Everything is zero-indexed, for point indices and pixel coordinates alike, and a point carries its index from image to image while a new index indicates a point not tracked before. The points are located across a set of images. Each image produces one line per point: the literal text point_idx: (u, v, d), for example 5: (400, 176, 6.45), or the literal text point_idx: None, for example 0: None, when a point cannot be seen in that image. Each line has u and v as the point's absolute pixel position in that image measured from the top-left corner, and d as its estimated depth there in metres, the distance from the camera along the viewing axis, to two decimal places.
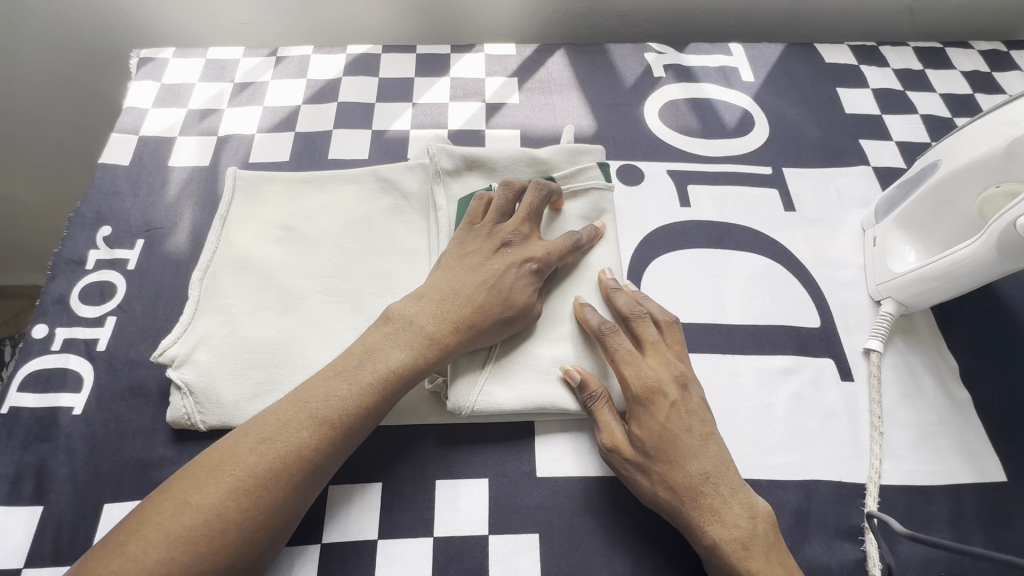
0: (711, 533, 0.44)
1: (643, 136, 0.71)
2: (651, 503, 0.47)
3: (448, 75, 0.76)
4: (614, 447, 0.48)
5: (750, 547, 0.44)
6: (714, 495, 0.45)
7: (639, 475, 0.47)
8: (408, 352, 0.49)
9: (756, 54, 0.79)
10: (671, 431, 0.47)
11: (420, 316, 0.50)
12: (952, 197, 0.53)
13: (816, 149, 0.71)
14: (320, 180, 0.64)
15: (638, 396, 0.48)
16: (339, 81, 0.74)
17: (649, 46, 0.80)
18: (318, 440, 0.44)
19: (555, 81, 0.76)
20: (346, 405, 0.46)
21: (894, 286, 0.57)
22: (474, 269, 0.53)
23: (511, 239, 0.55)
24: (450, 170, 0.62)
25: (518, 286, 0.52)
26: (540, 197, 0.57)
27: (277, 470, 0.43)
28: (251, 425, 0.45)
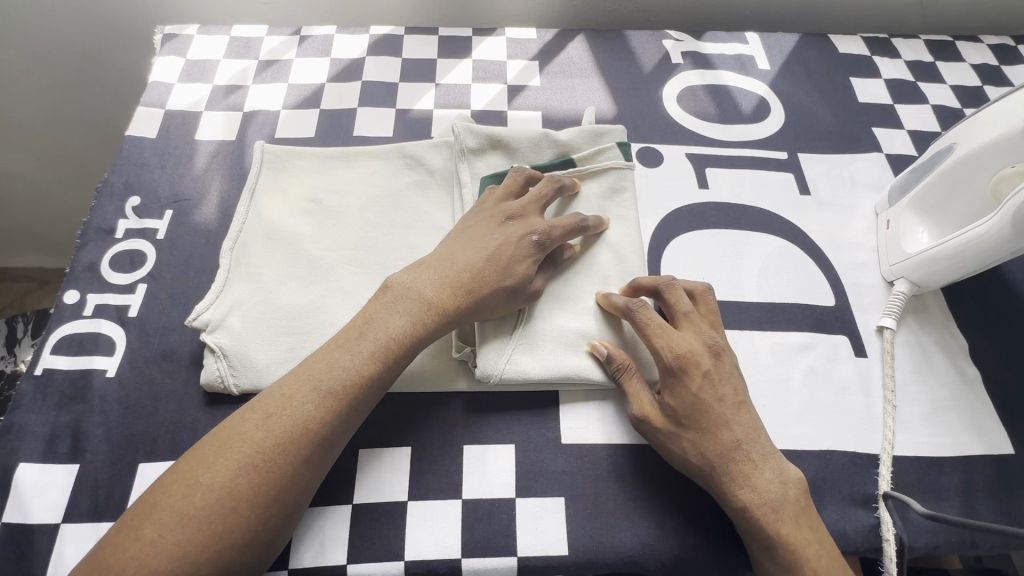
0: (739, 495, 0.46)
1: (661, 120, 0.72)
2: (683, 468, 0.48)
3: (470, 57, 0.77)
4: (645, 416, 0.49)
5: (771, 506, 0.45)
6: (733, 464, 0.47)
7: (669, 443, 0.48)
8: (411, 322, 0.49)
9: (772, 43, 0.81)
10: (700, 402, 0.48)
11: (420, 285, 0.51)
12: (970, 180, 0.55)
13: (831, 136, 0.72)
14: (347, 156, 0.65)
15: (676, 369, 0.49)
16: (362, 61, 0.75)
17: (667, 33, 0.81)
18: (325, 407, 0.45)
19: (575, 65, 0.77)
20: (348, 376, 0.46)
21: (908, 266, 0.59)
22: (476, 240, 0.54)
23: (513, 213, 0.55)
24: (474, 148, 0.63)
25: (519, 257, 0.52)
26: (553, 190, 0.58)
27: (286, 442, 0.43)
28: (256, 401, 0.46)
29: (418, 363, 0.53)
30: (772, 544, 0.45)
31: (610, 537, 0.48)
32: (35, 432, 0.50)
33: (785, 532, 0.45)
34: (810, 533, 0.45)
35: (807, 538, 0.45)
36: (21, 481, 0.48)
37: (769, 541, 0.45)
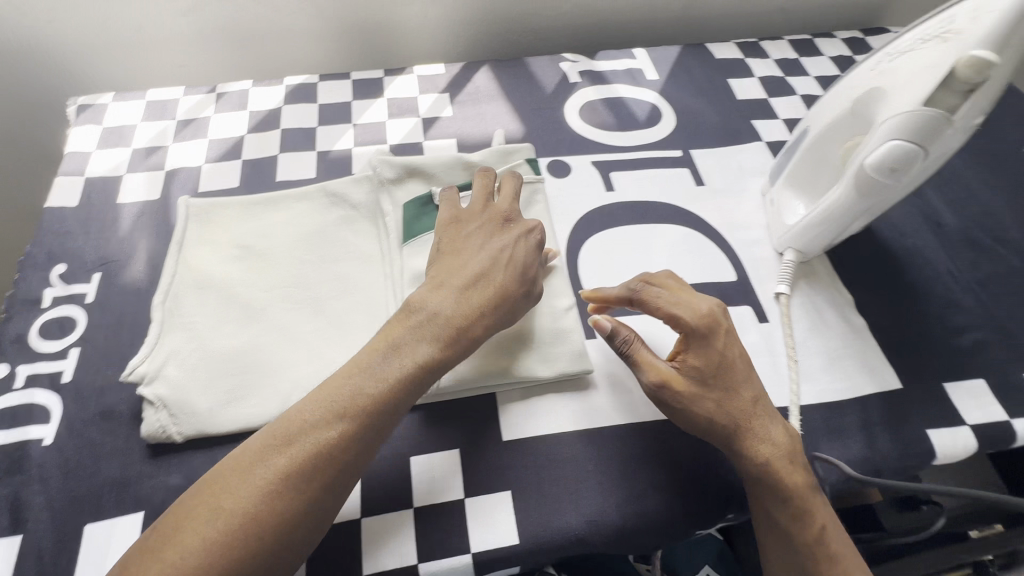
0: (762, 451, 0.50)
1: (566, 134, 0.79)
2: (705, 429, 0.51)
3: (383, 96, 0.81)
4: (665, 382, 0.52)
5: (785, 464, 0.50)
6: (752, 428, 0.51)
7: (689, 403, 0.51)
8: (422, 340, 0.51)
9: (658, 56, 0.89)
10: (719, 367, 0.52)
11: (440, 305, 0.52)
12: (827, 153, 0.61)
13: (717, 132, 0.81)
14: (273, 201, 0.68)
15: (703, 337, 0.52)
16: (279, 110, 0.79)
17: (564, 57, 0.88)
18: (349, 431, 0.46)
19: (483, 92, 0.83)
20: (371, 399, 0.47)
21: (788, 237, 0.66)
22: (482, 248, 0.57)
23: (508, 218, 0.61)
24: (393, 179, 0.67)
25: (528, 255, 0.57)
26: (516, 194, 0.64)
27: (312, 466, 0.44)
28: (276, 425, 0.46)
29: None
30: (781, 498, 0.50)
31: (557, 520, 0.52)
32: None
33: (795, 485, 0.50)
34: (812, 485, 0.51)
35: (808, 485, 0.51)
36: None
37: (779, 494, 0.50)
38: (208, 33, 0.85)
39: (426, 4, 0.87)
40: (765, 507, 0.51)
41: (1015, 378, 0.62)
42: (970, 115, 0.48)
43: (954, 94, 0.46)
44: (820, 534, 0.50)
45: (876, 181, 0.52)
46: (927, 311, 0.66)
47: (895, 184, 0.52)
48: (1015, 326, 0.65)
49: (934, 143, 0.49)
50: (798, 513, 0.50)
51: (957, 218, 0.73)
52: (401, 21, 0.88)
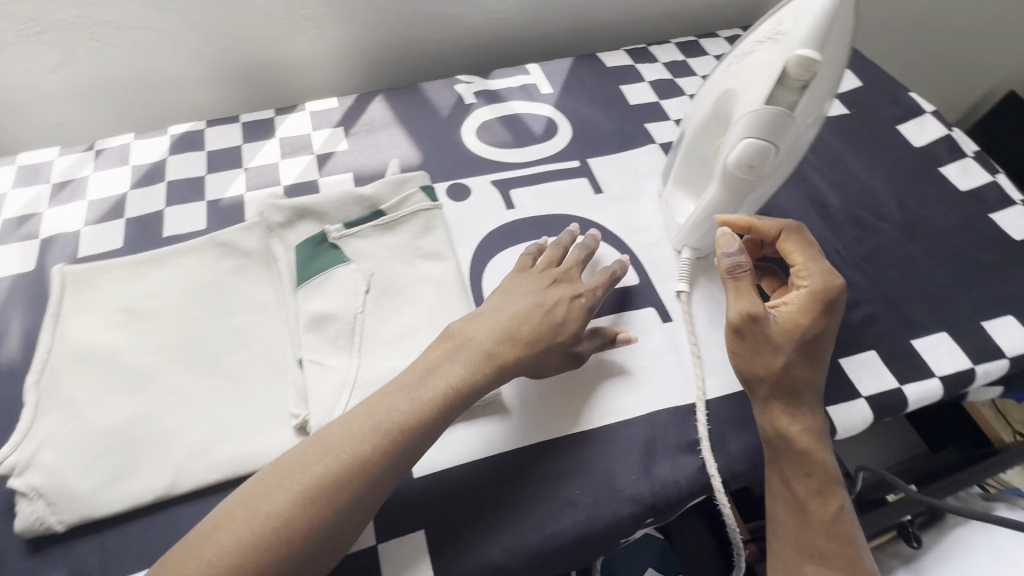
0: (793, 420, 0.55)
1: (464, 157, 0.79)
2: (767, 381, 0.55)
3: (274, 136, 0.80)
4: (754, 317, 0.54)
5: (809, 432, 0.55)
6: (799, 390, 0.55)
7: (758, 347, 0.55)
8: (486, 363, 0.53)
9: (551, 70, 0.91)
10: (806, 329, 0.55)
11: (477, 333, 0.55)
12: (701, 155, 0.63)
13: (612, 139, 0.82)
14: (158, 258, 0.65)
15: (795, 300, 0.57)
16: (164, 162, 0.76)
17: (458, 79, 0.89)
18: (416, 426, 0.49)
19: (377, 122, 0.82)
20: (407, 417, 0.49)
21: (683, 237, 0.68)
22: (526, 296, 0.58)
23: (561, 279, 0.61)
24: (282, 223, 0.66)
25: (573, 317, 0.58)
26: (586, 254, 0.64)
27: (371, 457, 0.47)
28: (321, 433, 0.48)
29: (259, 442, 0.54)
30: (797, 462, 0.54)
31: (474, 550, 0.51)
32: None
33: (813, 453, 0.54)
34: (830, 461, 0.54)
35: (823, 458, 0.54)
36: None
37: (795, 457, 0.54)
38: (83, 87, 0.81)
39: (313, 39, 0.86)
40: (781, 468, 0.54)
41: (903, 345, 0.65)
42: (812, 108, 0.50)
43: (790, 91, 0.49)
44: (827, 505, 0.53)
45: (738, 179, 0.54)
46: None
47: (756, 180, 0.54)
48: (900, 295, 0.69)
49: (782, 138, 0.51)
50: (810, 480, 0.54)
51: (840, 198, 0.77)
52: (290, 57, 0.87)
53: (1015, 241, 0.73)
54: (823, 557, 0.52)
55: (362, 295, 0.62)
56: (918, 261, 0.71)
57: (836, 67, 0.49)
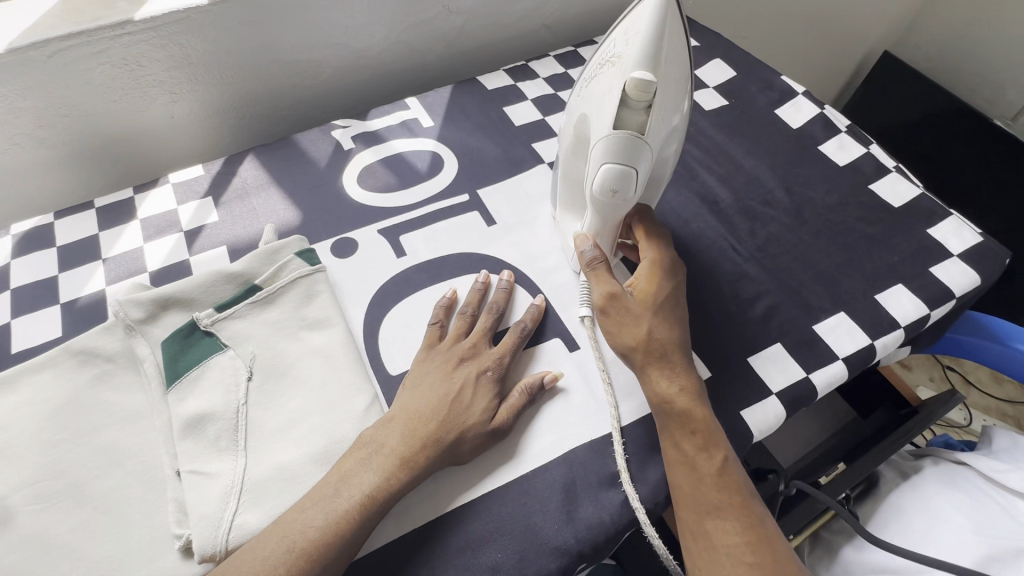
0: (668, 381, 0.55)
1: (346, 207, 0.75)
2: (638, 348, 0.56)
3: (136, 218, 0.73)
4: (612, 295, 0.57)
5: (682, 389, 0.54)
6: (666, 352, 0.56)
7: (620, 321, 0.57)
8: (402, 467, 0.51)
9: (430, 101, 0.88)
10: (656, 295, 0.58)
11: (389, 438, 0.52)
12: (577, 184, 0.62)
13: (501, 164, 0.80)
14: (5, 382, 0.58)
15: (644, 272, 0.60)
16: (8, 267, 0.68)
17: (334, 125, 0.85)
18: (346, 532, 0.48)
19: (250, 186, 0.77)
20: (319, 535, 0.48)
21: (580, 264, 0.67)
22: (431, 387, 0.56)
23: (464, 355, 0.58)
24: (144, 317, 0.59)
25: (484, 396, 0.56)
26: (493, 320, 0.62)
27: (304, 565, 0.47)
28: (234, 557, 0.47)
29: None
30: (678, 422, 0.53)
31: None
32: None
33: (692, 410, 0.54)
34: (710, 416, 0.54)
35: (705, 415, 0.54)
36: None
37: (675, 418, 0.54)
38: None
39: (168, 105, 0.80)
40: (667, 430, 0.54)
41: (806, 332, 0.65)
42: (661, 127, 0.51)
43: (637, 113, 0.49)
44: (716, 457, 0.52)
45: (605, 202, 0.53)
46: (721, 290, 0.69)
47: (624, 202, 0.54)
48: (796, 281, 0.70)
49: (639, 159, 0.51)
50: (696, 437, 0.53)
51: (729, 192, 0.78)
52: (145, 127, 0.80)
53: (894, 208, 0.76)
54: (721, 512, 0.50)
55: (243, 385, 0.57)
56: (808, 243, 0.73)
57: (674, 84, 0.50)
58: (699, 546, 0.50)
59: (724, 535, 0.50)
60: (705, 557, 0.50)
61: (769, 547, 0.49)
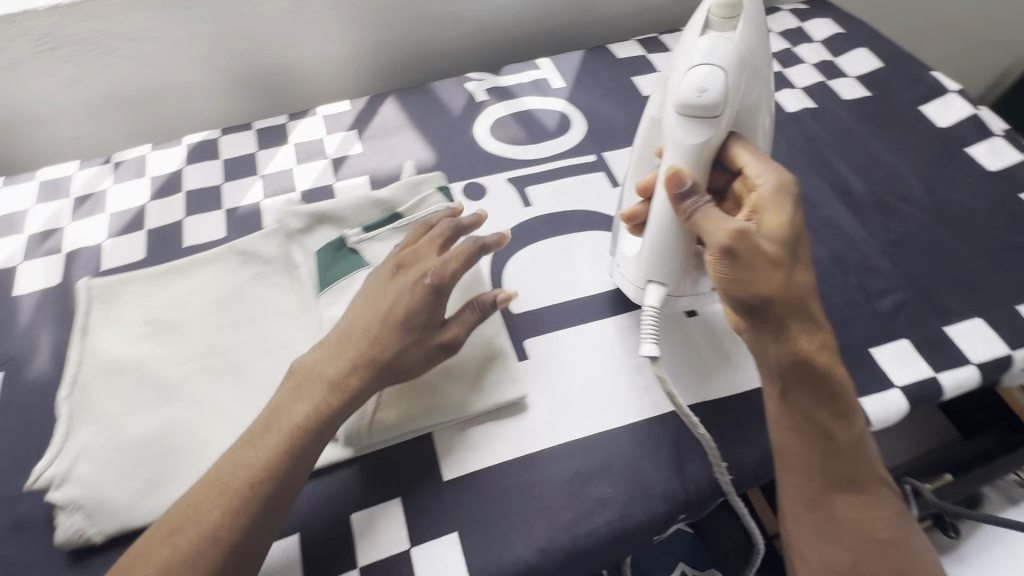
0: (803, 337, 0.51)
1: (478, 155, 0.78)
2: (773, 300, 0.50)
3: (288, 142, 0.80)
4: (742, 232, 0.49)
5: (818, 345, 0.51)
6: (802, 302, 0.51)
7: (756, 262, 0.49)
8: (330, 392, 0.51)
9: (562, 63, 0.90)
10: (788, 231, 0.51)
11: (319, 365, 0.52)
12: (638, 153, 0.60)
13: (628, 131, 0.81)
14: (180, 269, 0.65)
15: (771, 198, 0.52)
16: (181, 172, 0.76)
17: (469, 76, 0.88)
18: (285, 469, 0.48)
19: (391, 125, 0.82)
20: (252, 475, 0.47)
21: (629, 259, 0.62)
22: (376, 300, 0.55)
23: (405, 260, 0.57)
24: (302, 229, 0.66)
25: (409, 314, 0.53)
26: (450, 233, 0.59)
27: (242, 504, 0.46)
28: (174, 507, 0.47)
29: None
30: (815, 387, 0.52)
31: (505, 552, 0.51)
32: None
33: (830, 369, 0.52)
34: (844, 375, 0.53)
35: (839, 374, 0.52)
36: None
37: (813, 380, 0.52)
38: (95, 101, 0.81)
39: (323, 43, 0.85)
40: (801, 395, 0.52)
41: (937, 333, 0.63)
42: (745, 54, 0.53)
43: (724, 25, 0.52)
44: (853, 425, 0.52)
45: (693, 108, 0.51)
46: (847, 279, 0.68)
47: (710, 117, 0.51)
48: (929, 280, 0.67)
49: (727, 67, 0.51)
50: (832, 403, 0.52)
51: (863, 184, 0.75)
52: (299, 61, 0.87)
53: None
54: (855, 484, 0.51)
55: None
56: (947, 246, 0.70)
57: (761, 16, 0.53)
58: (819, 516, 0.51)
59: (847, 505, 0.51)
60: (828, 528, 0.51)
61: (889, 518, 0.51)
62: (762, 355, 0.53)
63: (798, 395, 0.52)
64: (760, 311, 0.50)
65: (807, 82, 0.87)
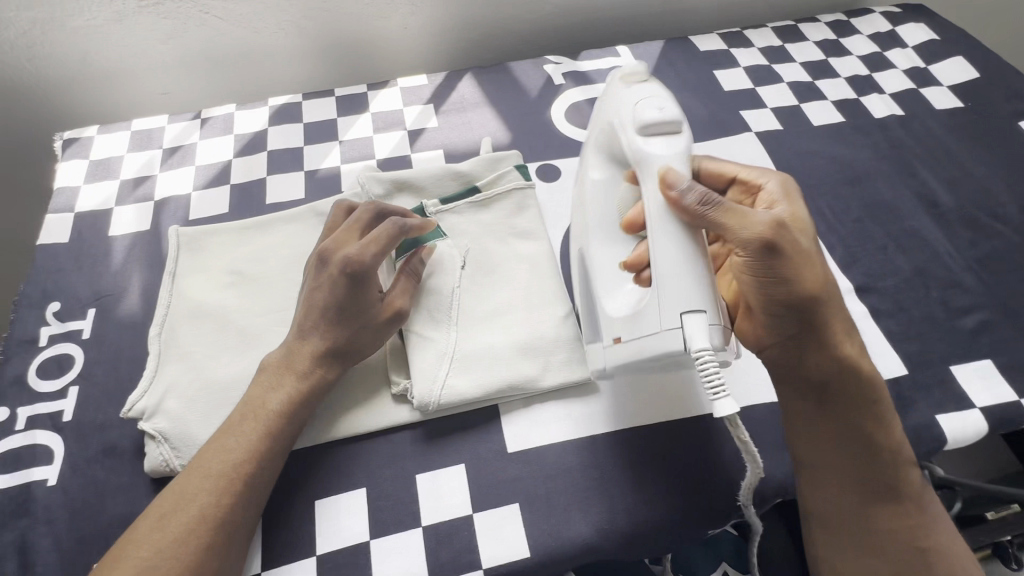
0: (841, 334, 0.51)
1: (553, 137, 0.78)
2: (818, 293, 0.49)
3: (368, 110, 0.81)
4: (779, 224, 0.48)
5: (852, 342, 0.52)
6: (835, 298, 0.51)
7: (798, 254, 0.48)
8: (300, 377, 0.52)
9: (641, 52, 0.89)
10: (807, 224, 0.52)
11: (290, 356, 0.53)
12: (603, 201, 0.56)
13: (706, 125, 0.80)
14: (263, 224, 0.67)
15: (782, 194, 0.53)
16: (265, 132, 0.78)
17: (547, 59, 0.88)
18: (266, 451, 0.49)
19: (467, 101, 0.82)
20: (239, 457, 0.48)
21: (628, 318, 0.49)
22: (317, 294, 0.54)
23: (328, 251, 0.56)
24: (382, 195, 0.67)
25: (352, 297, 0.53)
26: (368, 219, 0.59)
27: (235, 484, 0.47)
28: (155, 503, 0.46)
29: (362, 410, 0.56)
30: (852, 391, 0.51)
31: (566, 529, 0.52)
32: None
33: (865, 370, 0.52)
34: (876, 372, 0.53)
35: (872, 370, 0.52)
36: None
37: (855, 383, 0.52)
38: (188, 58, 0.84)
39: (406, 16, 0.86)
40: (846, 403, 0.51)
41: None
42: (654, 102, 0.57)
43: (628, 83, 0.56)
44: (893, 434, 0.52)
45: (655, 125, 0.51)
46: (929, 293, 0.65)
47: (672, 130, 0.51)
48: (1017, 301, 0.64)
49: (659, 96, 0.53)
50: (873, 409, 0.52)
51: (951, 197, 0.73)
52: (382, 33, 0.88)
53: None
54: (894, 495, 0.51)
55: (459, 271, 0.62)
56: None
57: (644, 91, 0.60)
58: (854, 530, 0.52)
59: (887, 516, 0.51)
60: (867, 541, 0.52)
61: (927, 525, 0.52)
62: (803, 359, 0.51)
63: (837, 404, 0.51)
64: (803, 306, 0.49)
65: (897, 88, 0.84)
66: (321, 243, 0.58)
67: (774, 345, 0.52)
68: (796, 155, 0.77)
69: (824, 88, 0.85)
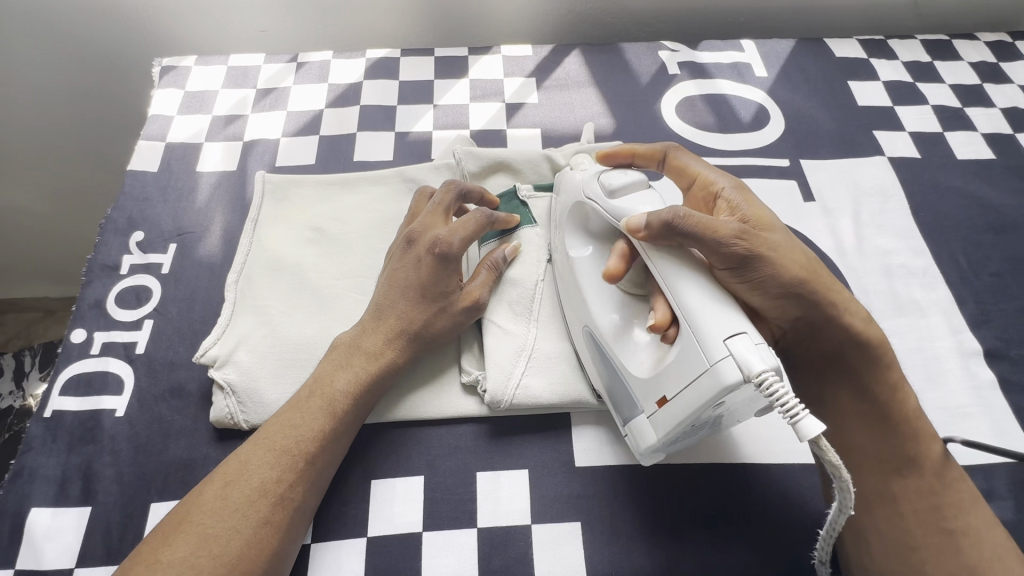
0: (846, 317, 0.46)
1: (661, 132, 0.72)
2: (802, 281, 0.45)
3: (466, 76, 0.77)
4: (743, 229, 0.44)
5: (864, 323, 0.47)
6: (824, 276, 0.46)
7: (771, 249, 0.44)
8: (372, 361, 0.50)
9: (768, 50, 0.81)
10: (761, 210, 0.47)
11: (362, 337, 0.51)
12: (594, 279, 0.52)
13: (833, 141, 0.72)
14: (349, 182, 0.65)
15: (737, 194, 0.48)
16: (360, 85, 0.75)
17: (662, 44, 0.81)
18: (332, 432, 0.47)
19: (572, 80, 0.77)
20: (307, 436, 0.46)
21: (666, 370, 0.43)
22: (393, 277, 0.53)
23: (412, 233, 0.54)
24: (476, 172, 0.64)
25: (432, 278, 0.52)
26: (452, 200, 0.56)
27: (295, 462, 0.45)
28: (216, 470, 0.45)
29: (430, 398, 0.53)
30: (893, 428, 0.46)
31: (628, 561, 0.48)
32: (46, 475, 0.50)
33: (880, 354, 0.46)
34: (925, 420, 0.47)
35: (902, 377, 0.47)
36: (35, 525, 0.48)
37: (894, 418, 0.46)
38: None
39: None
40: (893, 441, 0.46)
41: None
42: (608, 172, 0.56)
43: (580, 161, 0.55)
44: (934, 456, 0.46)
45: (625, 187, 0.49)
46: None
47: (637, 186, 0.49)
48: None
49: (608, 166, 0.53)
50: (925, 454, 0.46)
51: None
52: None
53: None
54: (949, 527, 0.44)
55: (546, 263, 0.58)
56: None
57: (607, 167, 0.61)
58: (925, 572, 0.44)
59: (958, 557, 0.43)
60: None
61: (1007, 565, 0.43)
62: (817, 338, 0.48)
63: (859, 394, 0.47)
64: (803, 294, 0.45)
65: None
66: (400, 231, 0.58)
67: (788, 336, 0.49)
68: (934, 190, 0.68)
69: (974, 117, 0.75)
